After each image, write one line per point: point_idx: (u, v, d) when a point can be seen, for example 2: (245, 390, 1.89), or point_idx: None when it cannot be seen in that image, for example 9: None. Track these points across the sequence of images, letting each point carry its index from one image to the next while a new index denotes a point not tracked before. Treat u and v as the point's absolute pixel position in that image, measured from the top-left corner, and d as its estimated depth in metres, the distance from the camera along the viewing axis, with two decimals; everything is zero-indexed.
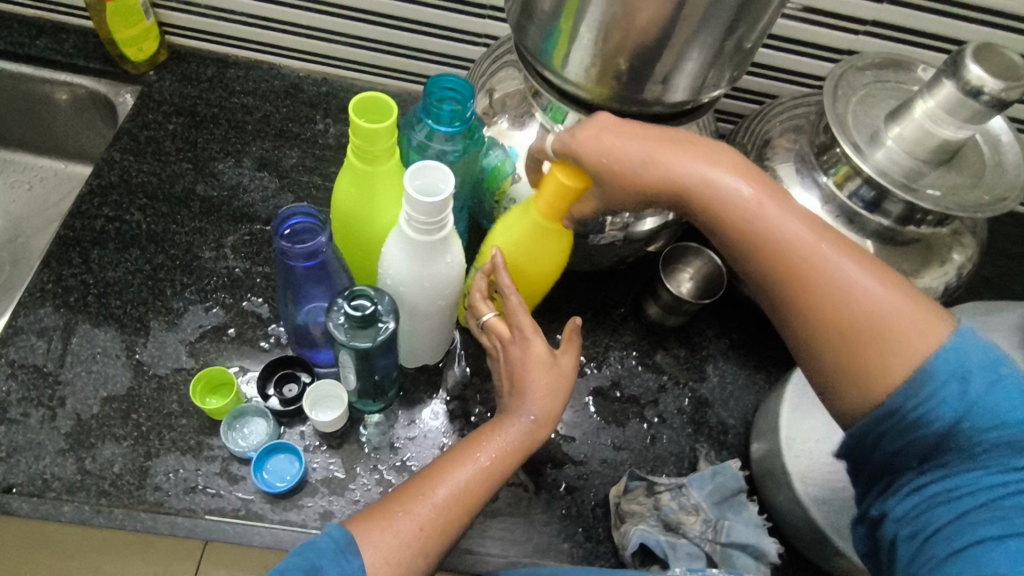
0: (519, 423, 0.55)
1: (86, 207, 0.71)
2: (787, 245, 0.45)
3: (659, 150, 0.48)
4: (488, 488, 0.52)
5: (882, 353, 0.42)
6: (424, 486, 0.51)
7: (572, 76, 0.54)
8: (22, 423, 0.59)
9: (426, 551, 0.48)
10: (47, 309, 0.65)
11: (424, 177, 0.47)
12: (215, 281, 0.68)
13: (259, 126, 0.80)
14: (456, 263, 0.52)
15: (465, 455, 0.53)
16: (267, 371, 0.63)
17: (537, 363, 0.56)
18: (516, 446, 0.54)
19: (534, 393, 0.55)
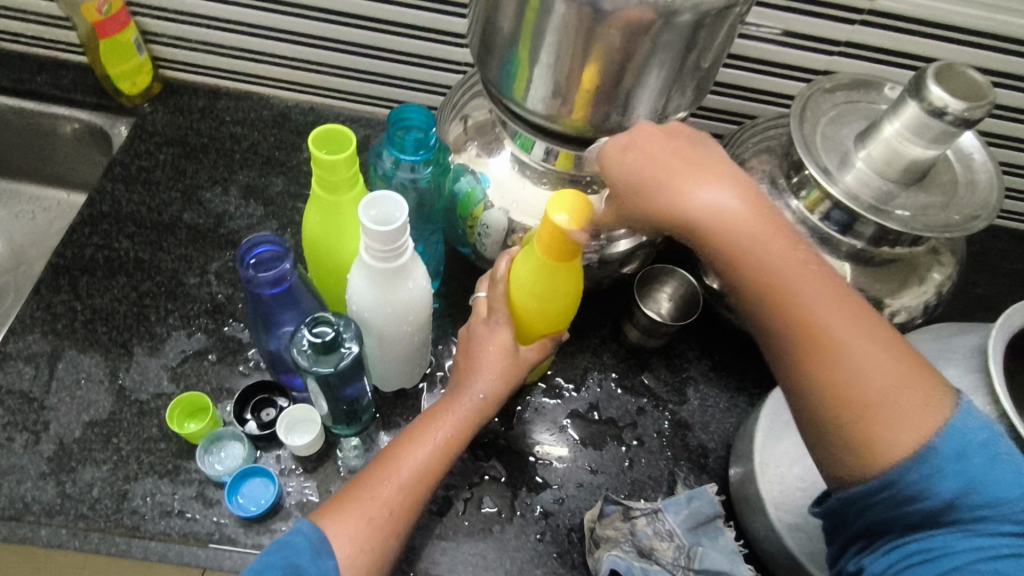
0: (471, 400, 0.58)
1: (77, 236, 0.73)
2: (813, 301, 0.43)
3: (681, 178, 0.44)
4: (444, 465, 0.56)
5: (882, 428, 0.41)
6: (382, 470, 0.54)
7: (533, 106, 0.55)
8: (6, 447, 0.60)
9: (390, 532, 0.52)
10: (36, 335, 0.67)
11: (381, 207, 0.48)
12: (199, 307, 0.70)
13: (246, 155, 0.82)
14: (421, 289, 0.53)
15: (421, 436, 0.56)
16: (245, 396, 0.64)
17: (491, 343, 0.58)
18: (467, 422, 0.57)
19: (485, 371, 0.58)
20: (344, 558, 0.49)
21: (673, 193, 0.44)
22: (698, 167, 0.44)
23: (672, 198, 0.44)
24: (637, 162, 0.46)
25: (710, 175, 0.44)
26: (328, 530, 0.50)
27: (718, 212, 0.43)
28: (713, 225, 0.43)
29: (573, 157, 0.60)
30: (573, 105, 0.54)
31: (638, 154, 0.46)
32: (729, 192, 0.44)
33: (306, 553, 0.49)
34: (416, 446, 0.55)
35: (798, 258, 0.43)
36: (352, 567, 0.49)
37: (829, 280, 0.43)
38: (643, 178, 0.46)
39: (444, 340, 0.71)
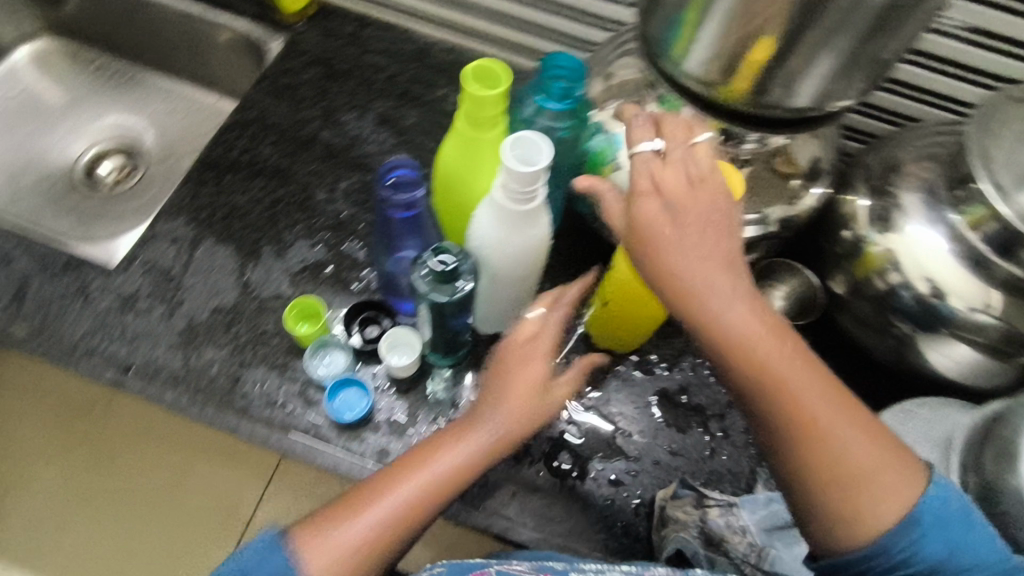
0: (479, 438, 0.52)
1: (226, 137, 0.78)
2: (804, 381, 0.44)
3: (669, 244, 0.45)
4: (449, 491, 0.51)
5: (863, 507, 0.43)
6: (375, 488, 0.50)
7: (690, 68, 0.53)
8: (146, 315, 0.67)
9: (383, 551, 0.48)
10: (181, 221, 0.72)
11: (522, 147, 0.48)
12: (323, 221, 0.74)
13: (385, 85, 0.84)
14: (542, 236, 0.54)
15: (439, 449, 0.52)
16: (355, 310, 0.68)
17: (521, 379, 0.54)
18: (477, 460, 0.51)
19: (508, 405, 0.53)
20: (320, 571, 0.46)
21: (686, 260, 0.45)
22: (692, 229, 0.45)
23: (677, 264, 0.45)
24: (660, 212, 0.46)
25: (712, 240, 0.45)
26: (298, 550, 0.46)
27: (716, 283, 0.44)
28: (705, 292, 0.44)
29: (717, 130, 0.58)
30: (733, 73, 0.51)
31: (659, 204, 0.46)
32: (710, 261, 0.45)
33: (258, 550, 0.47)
34: (430, 459, 0.51)
35: (777, 331, 0.44)
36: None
37: (808, 359, 0.44)
38: (663, 235, 0.45)
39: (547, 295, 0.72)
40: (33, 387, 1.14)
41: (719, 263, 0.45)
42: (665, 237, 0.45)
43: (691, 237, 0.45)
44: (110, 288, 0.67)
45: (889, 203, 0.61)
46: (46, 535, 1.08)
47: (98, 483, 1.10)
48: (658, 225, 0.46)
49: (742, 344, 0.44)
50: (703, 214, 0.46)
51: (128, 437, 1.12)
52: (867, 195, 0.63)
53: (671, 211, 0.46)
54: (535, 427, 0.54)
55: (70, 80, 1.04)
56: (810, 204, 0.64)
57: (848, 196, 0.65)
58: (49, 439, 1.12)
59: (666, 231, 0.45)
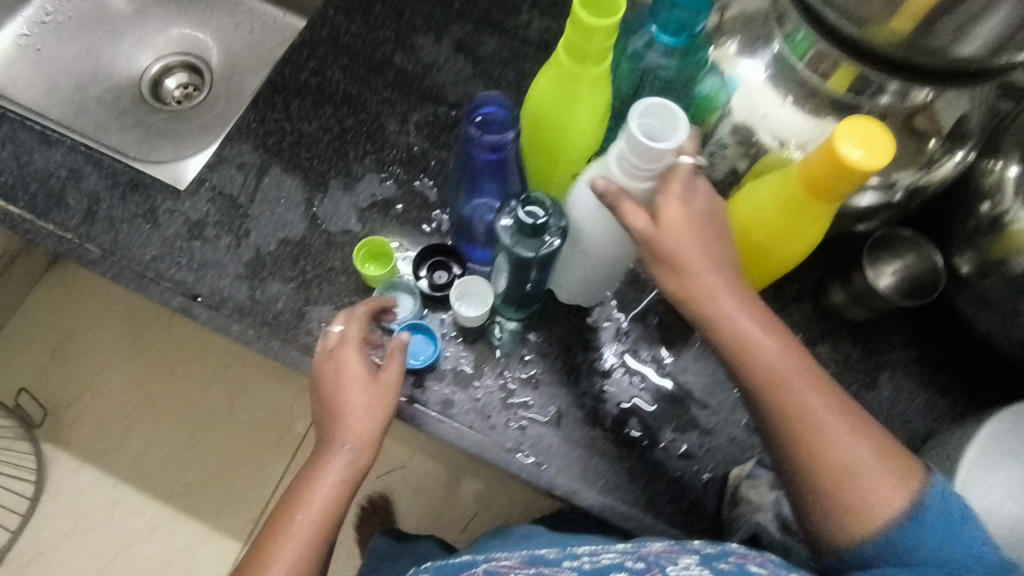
0: (325, 484, 0.51)
1: (295, 57, 0.73)
2: (798, 382, 0.45)
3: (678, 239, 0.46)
4: (337, 510, 0.51)
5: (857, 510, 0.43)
6: (269, 545, 0.49)
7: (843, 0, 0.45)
8: (212, 243, 0.65)
9: None
10: (248, 145, 0.69)
11: (655, 117, 0.46)
12: (394, 154, 0.70)
13: (465, 7, 0.77)
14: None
15: (308, 483, 0.52)
16: (423, 254, 0.64)
17: (344, 402, 0.54)
18: (344, 477, 0.52)
19: (342, 442, 0.53)
20: None
21: (695, 266, 0.46)
22: (699, 237, 0.46)
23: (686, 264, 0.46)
24: (669, 215, 0.46)
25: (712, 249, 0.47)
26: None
27: (716, 292, 0.46)
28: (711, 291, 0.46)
29: (852, 76, 0.51)
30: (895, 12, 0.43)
31: (672, 215, 0.46)
32: (712, 259, 0.47)
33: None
34: (307, 494, 0.51)
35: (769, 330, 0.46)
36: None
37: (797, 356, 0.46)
38: (680, 237, 0.46)
39: None
40: (103, 300, 1.17)
41: (717, 260, 0.47)
42: (677, 229, 0.46)
43: (699, 245, 0.46)
44: (178, 212, 0.65)
45: None
46: (109, 440, 1.11)
47: (159, 397, 1.13)
48: (672, 228, 0.46)
49: (743, 343, 0.46)
50: (707, 224, 0.47)
51: (189, 356, 1.15)
52: (1018, 164, 0.55)
53: (677, 218, 0.46)
54: (388, 419, 0.55)
55: None
56: (949, 169, 0.56)
57: (991, 163, 0.57)
58: (113, 352, 1.15)
59: (681, 240, 0.46)
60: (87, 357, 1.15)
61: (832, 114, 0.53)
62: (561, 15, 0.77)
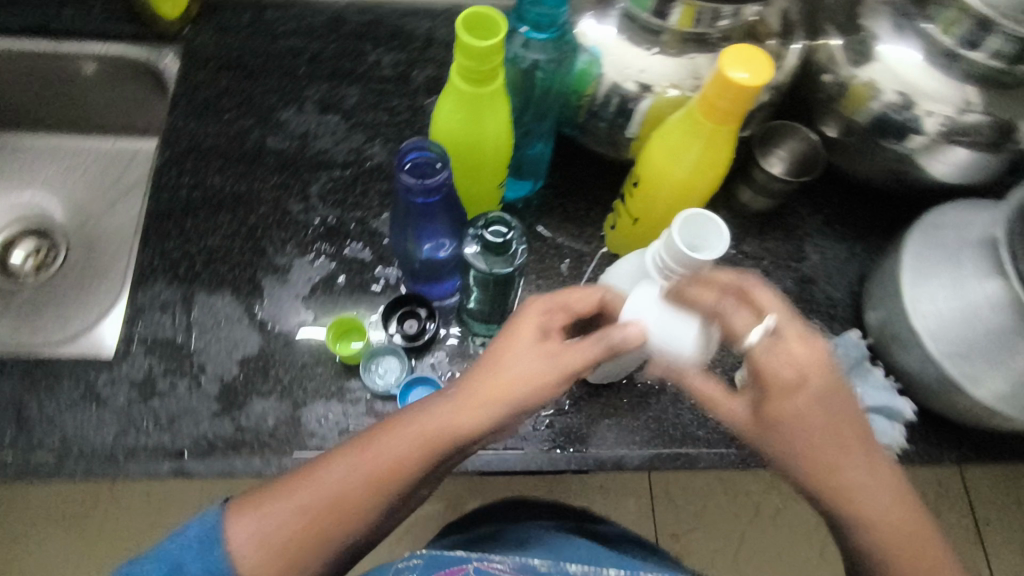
0: (439, 407, 0.46)
1: (167, 178, 0.70)
2: (917, 561, 0.45)
3: (803, 434, 0.44)
4: (405, 480, 0.45)
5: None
6: (348, 452, 0.47)
7: None
8: (172, 393, 0.61)
9: (319, 530, 0.45)
10: (162, 283, 0.65)
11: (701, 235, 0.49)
12: (312, 232, 0.68)
13: (312, 69, 0.77)
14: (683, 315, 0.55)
15: (404, 423, 0.46)
16: (389, 308, 0.65)
17: (503, 348, 0.46)
18: (435, 442, 0.45)
19: (484, 389, 0.45)
20: (245, 560, 0.45)
21: (823, 462, 0.45)
22: (819, 422, 0.44)
23: (810, 450, 0.44)
24: (787, 401, 0.45)
25: (831, 436, 0.45)
26: (226, 528, 0.46)
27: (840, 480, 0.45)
28: (836, 476, 0.45)
29: (694, 14, 0.56)
30: None
31: (790, 404, 0.45)
32: (845, 452, 0.45)
33: (195, 548, 0.46)
34: (393, 434, 0.46)
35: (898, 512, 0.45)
36: (252, 564, 0.45)
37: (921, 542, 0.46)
38: (801, 431, 0.44)
39: (562, 231, 0.70)
40: (16, 508, 0.99)
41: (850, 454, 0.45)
42: (796, 422, 0.45)
43: (818, 428, 0.44)
44: (120, 378, 0.61)
45: (863, 35, 0.65)
46: None
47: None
48: (791, 416, 0.45)
49: (864, 520, 0.45)
50: (833, 400, 0.45)
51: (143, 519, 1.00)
52: (839, 36, 0.66)
53: (800, 409, 0.44)
54: (517, 414, 0.46)
55: None
56: (793, 60, 0.64)
57: (819, 41, 0.67)
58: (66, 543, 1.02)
59: (794, 430, 0.45)
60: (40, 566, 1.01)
61: (692, 49, 0.59)
62: (405, 45, 0.79)
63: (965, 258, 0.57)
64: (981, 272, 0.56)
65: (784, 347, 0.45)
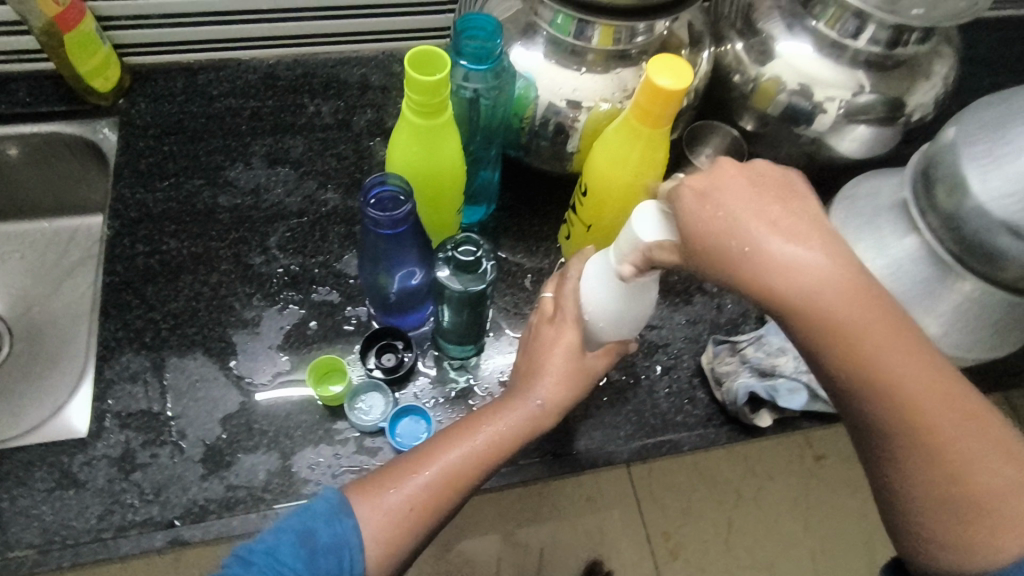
0: (527, 403, 0.57)
1: (120, 249, 0.69)
2: (920, 382, 0.41)
3: (779, 243, 0.41)
4: (497, 460, 0.56)
5: (979, 527, 0.40)
6: (450, 440, 0.56)
7: None
8: (155, 463, 0.59)
9: (433, 505, 0.53)
10: (129, 354, 0.64)
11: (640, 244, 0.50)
12: (277, 283, 0.69)
13: (253, 125, 0.78)
14: (646, 307, 0.56)
15: (494, 415, 0.57)
16: (366, 343, 0.66)
17: (553, 344, 0.58)
18: (521, 427, 0.56)
19: (547, 378, 0.57)
20: (368, 535, 0.51)
21: (804, 284, 0.41)
22: (781, 241, 0.41)
23: (780, 271, 0.41)
24: (733, 237, 0.42)
25: (797, 248, 0.41)
26: (361, 505, 0.52)
27: (837, 296, 0.41)
28: (823, 299, 0.40)
29: (612, 34, 0.62)
30: None
31: (742, 233, 0.42)
32: (830, 268, 0.41)
33: (321, 517, 0.50)
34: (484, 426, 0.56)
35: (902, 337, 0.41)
36: (378, 532, 0.51)
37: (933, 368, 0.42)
38: (765, 260, 0.41)
39: (520, 249, 0.74)
40: None
41: (837, 273, 0.41)
42: (769, 239, 0.41)
43: (784, 254, 0.41)
44: (97, 457, 0.59)
45: (761, 37, 0.72)
46: None
47: None
48: (742, 251, 0.42)
49: (856, 348, 0.41)
50: (784, 212, 0.43)
51: None
52: (740, 39, 0.73)
53: (755, 237, 0.42)
54: (576, 398, 0.58)
55: None
56: (705, 66, 0.71)
57: (725, 46, 0.74)
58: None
59: (763, 248, 0.41)
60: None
61: (616, 65, 0.65)
62: (342, 93, 0.82)
63: (884, 220, 0.63)
64: (899, 231, 0.62)
65: (694, 179, 0.45)
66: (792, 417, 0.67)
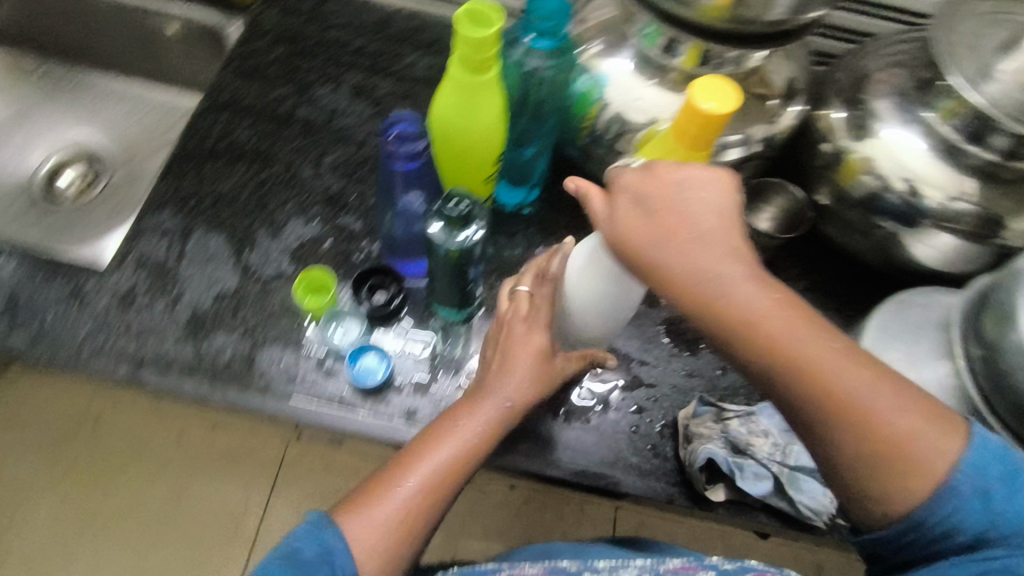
0: (500, 403, 0.53)
1: (201, 124, 0.77)
2: (821, 354, 0.42)
3: (669, 231, 0.46)
4: (475, 460, 0.51)
5: (908, 475, 0.41)
6: (425, 442, 0.51)
7: (689, 3, 0.55)
8: (148, 309, 0.65)
9: (421, 514, 0.49)
10: (168, 212, 0.71)
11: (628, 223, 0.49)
12: (314, 197, 0.73)
13: (354, 58, 0.84)
14: (635, 294, 0.55)
15: (463, 413, 0.53)
16: (362, 277, 0.68)
17: (522, 343, 0.55)
18: (496, 428, 0.53)
19: (518, 377, 0.54)
20: (359, 554, 0.46)
21: (696, 266, 0.45)
22: (670, 224, 0.46)
23: (681, 276, 0.45)
24: (645, 245, 0.47)
25: (684, 232, 0.46)
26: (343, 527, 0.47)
27: (724, 277, 0.44)
28: (714, 292, 0.44)
29: (699, 55, 0.60)
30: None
31: (633, 220, 0.48)
32: (709, 254, 0.45)
33: (307, 534, 0.45)
34: (458, 427, 0.52)
35: (792, 311, 0.44)
36: (371, 545, 0.46)
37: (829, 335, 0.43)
38: (669, 262, 0.46)
39: (544, 244, 0.73)
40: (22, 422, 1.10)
41: (722, 251, 0.45)
42: (661, 227, 0.46)
43: (689, 258, 0.45)
44: (107, 286, 0.66)
45: (864, 111, 0.66)
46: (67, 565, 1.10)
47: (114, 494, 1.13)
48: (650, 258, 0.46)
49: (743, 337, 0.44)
50: (686, 210, 0.46)
51: None
52: (841, 107, 0.68)
53: (657, 244, 0.46)
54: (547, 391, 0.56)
55: (13, 92, 1.01)
56: (790, 121, 0.67)
57: (823, 110, 0.69)
58: (47, 443, 1.15)
59: (657, 232, 0.46)
60: (23, 467, 1.14)
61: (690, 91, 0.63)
62: (442, 53, 0.85)
63: (923, 336, 0.58)
64: (934, 355, 0.56)
65: (625, 181, 0.49)
66: (751, 505, 0.62)
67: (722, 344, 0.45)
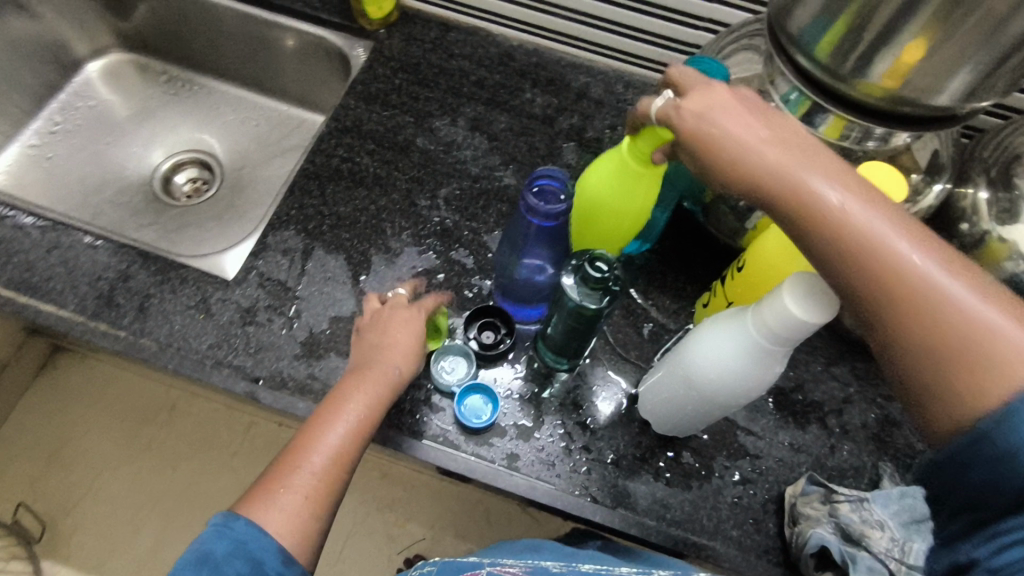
0: (386, 373, 0.59)
1: (324, 146, 0.79)
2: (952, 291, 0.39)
3: (753, 135, 0.44)
4: (368, 428, 0.57)
5: None
6: (324, 420, 0.55)
7: (848, 78, 0.53)
8: (267, 326, 0.67)
9: (330, 484, 0.53)
10: (291, 232, 0.73)
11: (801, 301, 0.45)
12: (429, 229, 0.75)
13: (472, 91, 0.85)
14: (771, 376, 0.53)
15: (356, 386, 0.57)
16: (472, 316, 0.69)
17: (398, 320, 0.62)
18: (382, 394, 0.58)
19: (394, 347, 0.60)
20: (280, 534, 0.49)
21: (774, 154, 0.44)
22: (751, 143, 0.44)
23: (791, 192, 0.43)
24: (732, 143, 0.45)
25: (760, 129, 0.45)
26: (255, 518, 0.49)
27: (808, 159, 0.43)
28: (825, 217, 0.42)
29: (842, 125, 0.58)
30: (887, 78, 0.51)
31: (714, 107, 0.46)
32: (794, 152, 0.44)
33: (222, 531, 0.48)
34: (351, 397, 0.57)
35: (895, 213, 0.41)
36: (292, 520, 0.50)
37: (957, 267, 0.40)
38: (784, 194, 0.43)
39: (653, 298, 0.72)
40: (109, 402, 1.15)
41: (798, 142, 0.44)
42: (746, 153, 0.44)
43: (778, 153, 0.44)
44: (230, 299, 0.68)
45: (1015, 195, 0.63)
46: (134, 543, 1.13)
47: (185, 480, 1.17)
48: (744, 152, 0.44)
49: (869, 260, 0.41)
50: (778, 143, 0.44)
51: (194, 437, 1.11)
52: (986, 188, 0.65)
53: (746, 144, 0.44)
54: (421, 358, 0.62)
55: (141, 93, 1.07)
56: (931, 199, 0.65)
57: (966, 189, 0.67)
58: (128, 424, 1.20)
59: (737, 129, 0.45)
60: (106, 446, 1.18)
61: None
62: (561, 92, 0.86)
63: None
64: None
65: (692, 102, 0.47)
66: None
67: (854, 287, 0.42)
